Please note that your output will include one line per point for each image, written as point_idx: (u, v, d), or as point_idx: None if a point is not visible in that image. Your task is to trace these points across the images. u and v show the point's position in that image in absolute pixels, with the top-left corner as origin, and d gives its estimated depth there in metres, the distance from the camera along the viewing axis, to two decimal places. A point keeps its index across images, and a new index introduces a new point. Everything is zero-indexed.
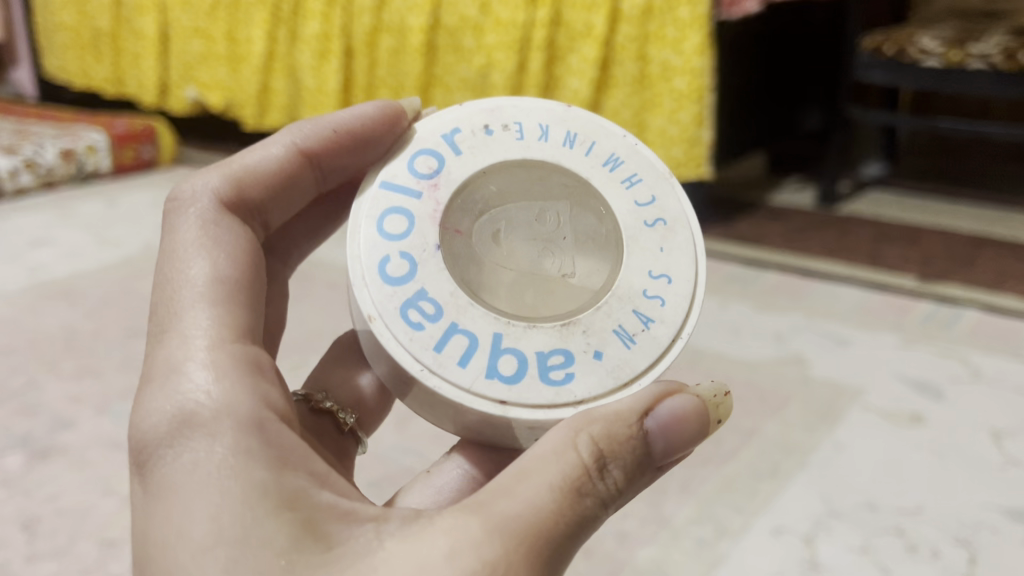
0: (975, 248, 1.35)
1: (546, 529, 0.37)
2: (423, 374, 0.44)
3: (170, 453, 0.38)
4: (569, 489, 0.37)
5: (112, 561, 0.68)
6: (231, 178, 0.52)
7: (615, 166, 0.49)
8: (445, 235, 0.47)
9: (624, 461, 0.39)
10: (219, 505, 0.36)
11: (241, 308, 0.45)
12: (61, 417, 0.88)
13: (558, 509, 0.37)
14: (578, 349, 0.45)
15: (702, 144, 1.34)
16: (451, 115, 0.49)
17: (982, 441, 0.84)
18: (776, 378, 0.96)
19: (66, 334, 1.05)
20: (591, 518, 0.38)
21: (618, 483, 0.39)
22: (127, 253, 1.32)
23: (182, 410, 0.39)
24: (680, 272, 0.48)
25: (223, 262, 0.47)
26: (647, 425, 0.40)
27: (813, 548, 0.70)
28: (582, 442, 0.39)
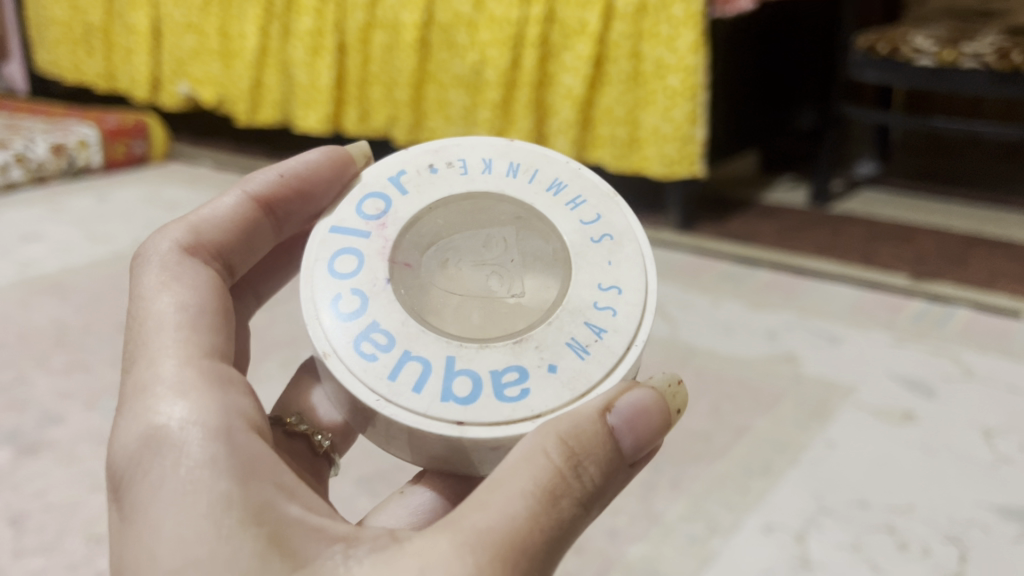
0: (967, 247, 1.35)
1: (525, 531, 0.35)
2: (379, 405, 0.41)
3: (140, 472, 0.38)
4: (543, 494, 0.36)
5: (100, 556, 0.67)
6: (190, 228, 0.49)
7: (558, 190, 0.47)
8: (394, 269, 0.45)
9: (596, 455, 0.37)
10: (186, 521, 0.35)
11: (211, 326, 0.44)
12: (49, 412, 0.87)
13: (534, 510, 0.35)
14: (532, 363, 0.42)
15: (695, 142, 1.33)
16: (396, 158, 0.48)
17: (974, 439, 0.84)
18: (767, 375, 0.96)
19: (56, 329, 1.05)
20: (570, 518, 0.36)
21: (593, 482, 0.37)
22: (118, 248, 1.32)
23: (150, 428, 0.39)
24: (630, 282, 0.45)
25: (190, 292, 0.45)
26: (611, 421, 0.39)
27: (804, 544, 0.70)
28: (550, 445, 0.37)
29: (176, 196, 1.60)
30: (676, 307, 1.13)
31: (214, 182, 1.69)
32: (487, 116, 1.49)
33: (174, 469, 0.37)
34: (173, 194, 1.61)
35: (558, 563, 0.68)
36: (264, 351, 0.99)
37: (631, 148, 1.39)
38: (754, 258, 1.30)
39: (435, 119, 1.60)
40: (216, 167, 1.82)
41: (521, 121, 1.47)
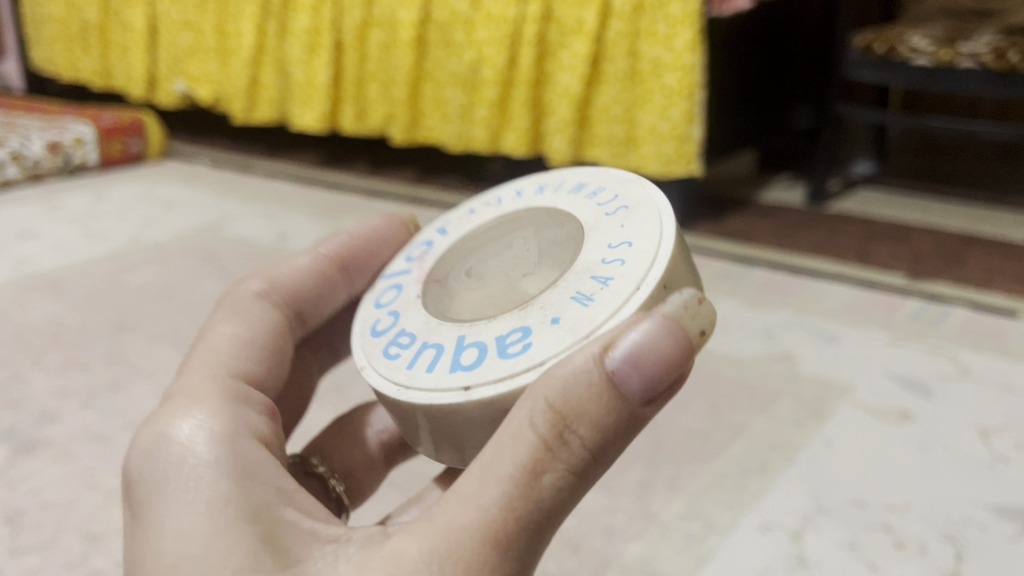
0: (963, 246, 1.35)
1: (499, 518, 0.34)
2: (397, 392, 0.41)
3: (147, 468, 0.38)
4: (520, 477, 0.34)
5: (96, 554, 0.67)
6: (268, 280, 0.52)
7: (579, 189, 0.46)
8: (426, 288, 0.47)
9: (588, 414, 0.33)
10: (187, 515, 0.36)
11: (248, 356, 0.46)
12: (46, 410, 0.87)
13: (509, 494, 0.34)
14: (536, 322, 0.39)
15: (692, 141, 1.33)
16: (446, 217, 0.53)
17: (971, 438, 0.84)
18: (764, 374, 0.96)
19: (52, 327, 1.05)
20: (561, 487, 0.34)
21: (587, 445, 0.34)
22: (114, 246, 1.31)
23: (164, 428, 0.39)
24: (642, 234, 0.41)
25: (241, 325, 0.48)
26: (611, 365, 0.34)
27: (801, 543, 0.70)
28: (535, 415, 0.34)
29: (173, 194, 1.60)
30: None
31: (210, 181, 1.68)
32: (483, 115, 1.49)
33: (179, 466, 0.38)
34: (169, 192, 1.61)
35: (555, 561, 0.68)
36: None
37: (628, 147, 1.39)
38: (751, 257, 1.30)
39: (432, 117, 1.60)
40: (213, 165, 1.82)
41: (518, 119, 1.46)
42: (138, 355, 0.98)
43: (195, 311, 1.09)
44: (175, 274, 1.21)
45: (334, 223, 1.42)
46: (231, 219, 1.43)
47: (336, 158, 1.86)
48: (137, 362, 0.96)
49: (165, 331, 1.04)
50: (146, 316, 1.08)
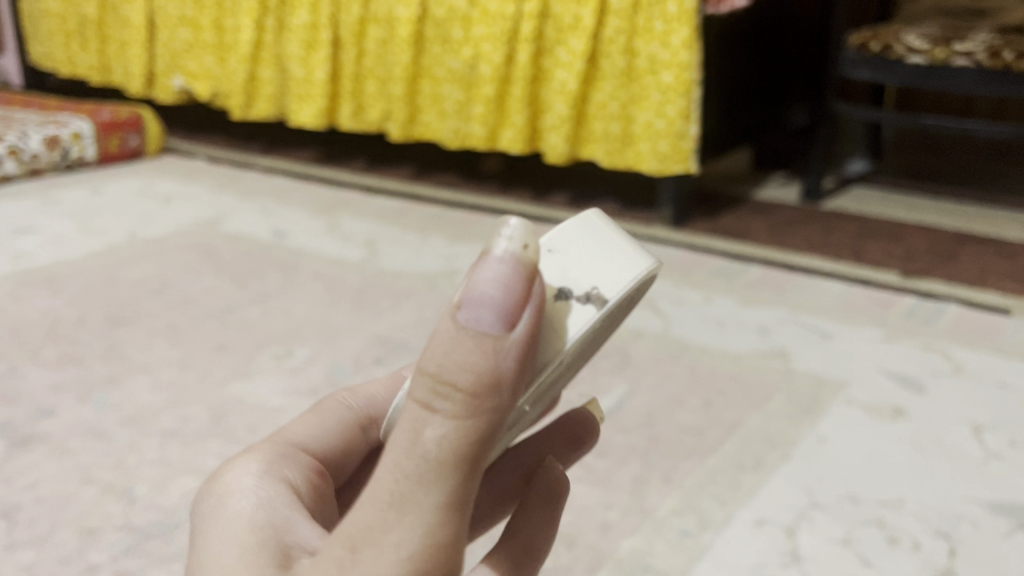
0: (958, 243, 1.36)
1: (398, 493, 0.29)
2: None
3: (207, 500, 0.37)
4: (407, 445, 0.29)
5: (93, 550, 0.68)
6: (361, 392, 0.45)
7: None
8: None
9: (459, 369, 0.27)
10: (219, 555, 0.33)
11: (313, 428, 0.42)
12: (42, 405, 0.87)
13: (399, 466, 0.29)
14: None
15: (689, 138, 1.33)
16: None
17: (964, 435, 0.85)
18: (758, 371, 0.96)
19: (49, 322, 1.05)
20: (458, 451, 0.28)
21: (467, 403, 0.28)
22: (111, 241, 1.31)
23: (229, 467, 0.38)
24: None
25: (336, 409, 0.43)
26: (462, 316, 0.27)
27: (794, 539, 0.70)
28: (414, 377, 0.29)
29: (170, 189, 1.60)
30: (668, 302, 1.14)
31: (207, 176, 1.68)
32: (480, 111, 1.49)
33: (222, 508, 0.36)
34: (166, 187, 1.61)
35: (549, 556, 0.69)
36: (257, 346, 0.99)
37: (625, 144, 1.39)
38: (745, 253, 1.30)
39: (429, 113, 1.60)
40: (210, 161, 1.82)
41: (515, 116, 1.46)
42: (134, 350, 0.98)
43: (191, 306, 1.09)
44: (172, 269, 1.21)
45: (331, 219, 1.42)
46: (228, 215, 1.44)
47: (333, 153, 1.87)
48: (133, 357, 0.96)
49: (162, 327, 1.04)
50: (143, 311, 1.08)
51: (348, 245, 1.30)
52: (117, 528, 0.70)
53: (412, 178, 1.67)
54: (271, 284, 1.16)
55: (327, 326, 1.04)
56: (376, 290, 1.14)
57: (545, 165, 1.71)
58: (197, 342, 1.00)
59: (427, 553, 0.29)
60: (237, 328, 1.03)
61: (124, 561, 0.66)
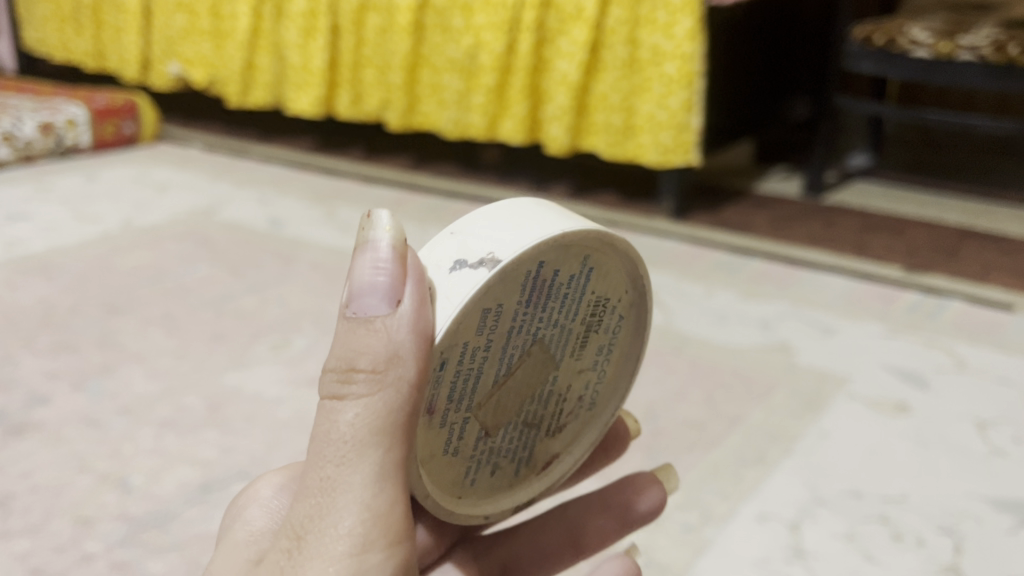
0: (959, 239, 1.35)
1: (330, 479, 0.37)
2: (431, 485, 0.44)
3: (238, 500, 0.46)
4: (330, 433, 0.37)
5: (87, 540, 0.66)
6: None
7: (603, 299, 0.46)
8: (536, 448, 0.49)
9: (358, 354, 0.36)
10: (227, 551, 0.43)
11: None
12: (37, 392, 0.86)
13: (324, 458, 0.37)
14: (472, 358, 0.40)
15: (690, 130, 1.32)
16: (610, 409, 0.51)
17: (967, 431, 0.84)
18: (760, 365, 0.96)
19: (43, 309, 1.03)
20: (368, 430, 0.37)
21: (370, 382, 0.36)
22: (107, 229, 1.30)
23: (258, 477, 0.47)
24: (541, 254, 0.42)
25: None
26: (350, 309, 0.37)
27: (798, 534, 0.70)
28: (328, 377, 0.38)
29: (166, 176, 1.58)
30: (669, 295, 1.13)
31: (204, 164, 1.67)
32: (480, 101, 1.48)
33: (241, 512, 0.45)
34: (162, 175, 1.60)
35: None
36: (255, 335, 0.98)
37: (626, 136, 1.38)
38: (747, 247, 1.29)
39: (428, 103, 1.59)
40: (206, 149, 1.80)
41: (516, 107, 1.45)
42: (129, 338, 0.97)
43: (187, 295, 1.08)
44: (169, 258, 1.19)
45: (329, 208, 1.41)
46: (224, 203, 1.42)
47: (330, 142, 1.85)
48: (128, 346, 0.95)
49: (159, 315, 1.02)
50: (139, 299, 1.07)
51: (347, 234, 1.29)
52: (112, 518, 0.69)
53: (411, 168, 1.66)
54: (269, 272, 1.15)
55: (326, 316, 1.03)
56: None
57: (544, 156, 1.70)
58: (195, 331, 0.99)
59: (365, 520, 0.37)
60: (234, 317, 1.02)
61: (119, 552, 0.65)
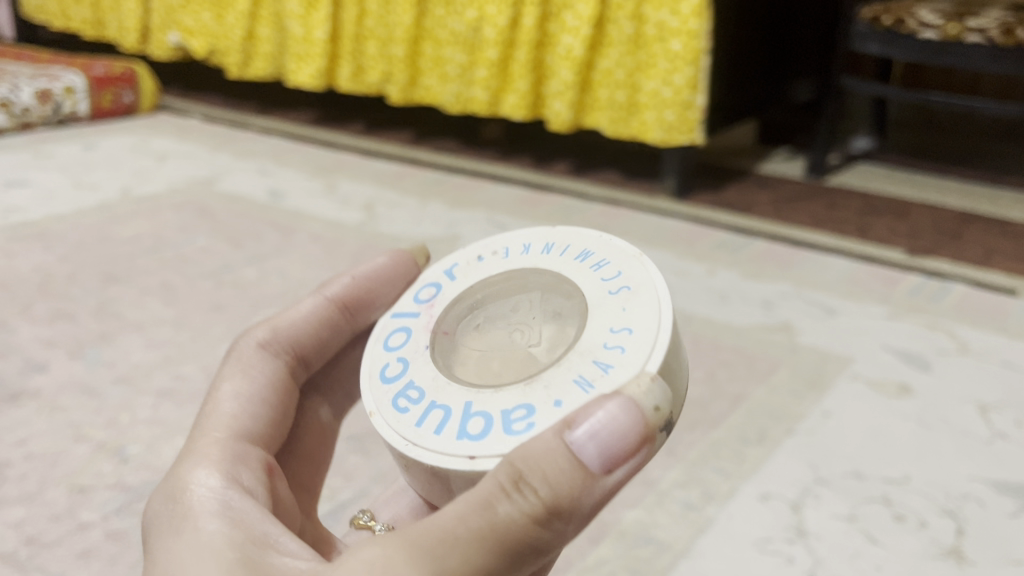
0: (962, 223, 1.34)
1: (451, 542, 0.31)
2: (407, 449, 0.39)
3: (164, 521, 0.37)
4: (478, 502, 0.32)
5: (83, 509, 0.66)
6: (276, 326, 0.49)
7: (585, 257, 0.44)
8: (435, 339, 0.44)
9: (550, 472, 0.32)
10: (180, 557, 0.34)
11: (251, 413, 0.43)
12: (33, 360, 0.85)
13: (459, 520, 0.31)
14: (540, 401, 0.38)
15: (696, 109, 1.31)
16: (456, 253, 0.48)
17: (970, 414, 0.83)
18: (763, 345, 0.95)
19: (40, 277, 1.02)
20: (510, 534, 0.31)
21: (546, 504, 0.31)
22: (105, 197, 1.29)
23: (178, 493, 0.38)
24: (643, 323, 0.39)
25: (252, 382, 0.46)
26: (572, 439, 0.32)
27: (800, 514, 0.69)
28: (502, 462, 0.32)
29: (165, 146, 1.57)
30: (671, 273, 1.12)
31: (203, 135, 1.65)
32: (483, 75, 1.47)
33: (184, 517, 0.36)
34: (161, 145, 1.58)
35: None
36: (253, 306, 0.97)
37: (630, 113, 1.37)
38: (750, 227, 1.28)
39: (429, 76, 1.57)
40: (205, 120, 1.79)
41: (518, 81, 1.43)
42: (127, 308, 0.96)
43: (185, 266, 1.07)
44: (167, 228, 1.18)
45: (329, 181, 1.39)
46: (224, 174, 1.41)
47: (330, 115, 1.83)
48: (126, 315, 0.94)
49: (157, 286, 1.01)
50: (137, 269, 1.06)
51: (346, 208, 1.28)
52: (108, 487, 0.68)
53: (411, 143, 1.64)
54: (268, 244, 1.14)
55: None
56: (376, 254, 1.12)
57: (546, 133, 1.68)
58: (192, 302, 0.98)
59: None
60: (232, 289, 1.01)
61: (115, 521, 0.65)
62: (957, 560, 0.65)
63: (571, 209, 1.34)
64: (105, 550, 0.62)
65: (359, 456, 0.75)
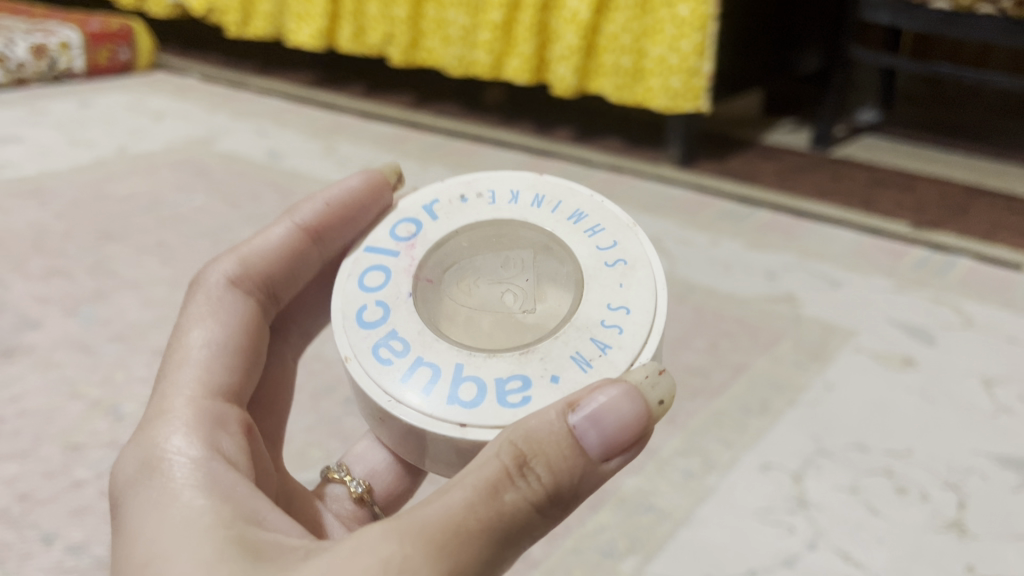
0: (968, 197, 1.33)
1: (462, 536, 0.32)
2: (390, 405, 0.41)
3: (139, 488, 0.37)
4: (484, 490, 0.33)
5: (77, 466, 0.65)
6: (241, 260, 0.50)
7: (579, 219, 0.46)
8: (418, 284, 0.45)
9: (552, 455, 0.34)
10: (165, 529, 0.34)
11: (223, 365, 0.44)
12: (27, 316, 0.84)
13: (469, 510, 0.32)
14: (536, 374, 0.40)
15: (702, 76, 1.29)
16: (432, 188, 0.49)
17: (973, 388, 0.83)
18: (766, 316, 0.94)
19: (34, 234, 1.01)
20: (514, 521, 0.33)
21: (548, 489, 0.33)
22: (101, 155, 1.27)
23: (154, 458, 0.38)
24: (641, 303, 0.42)
25: (221, 330, 0.46)
26: (574, 422, 0.35)
27: (801, 485, 0.69)
28: (503, 447, 0.34)
29: (162, 105, 1.55)
30: (674, 242, 1.11)
31: (201, 95, 1.63)
32: (486, 38, 1.45)
33: (162, 486, 0.36)
34: (158, 104, 1.56)
35: None
36: None
37: (635, 79, 1.35)
38: (754, 197, 1.27)
39: (432, 38, 1.55)
40: (204, 80, 1.76)
41: (522, 45, 1.42)
42: (122, 266, 0.95)
43: (183, 225, 1.05)
44: (164, 187, 1.17)
45: (328, 143, 1.37)
46: (222, 134, 1.39)
47: (330, 77, 1.81)
48: (121, 273, 0.93)
49: (153, 244, 1.00)
50: (133, 227, 1.04)
51: (345, 170, 1.26)
52: (103, 445, 0.67)
53: (412, 106, 1.62)
54: (266, 205, 1.12)
55: None
56: None
57: (548, 98, 1.66)
58: (189, 261, 0.96)
59: None
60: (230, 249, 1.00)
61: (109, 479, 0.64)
62: (959, 534, 0.65)
63: (573, 175, 1.33)
64: (98, 508, 0.61)
65: (357, 417, 0.74)
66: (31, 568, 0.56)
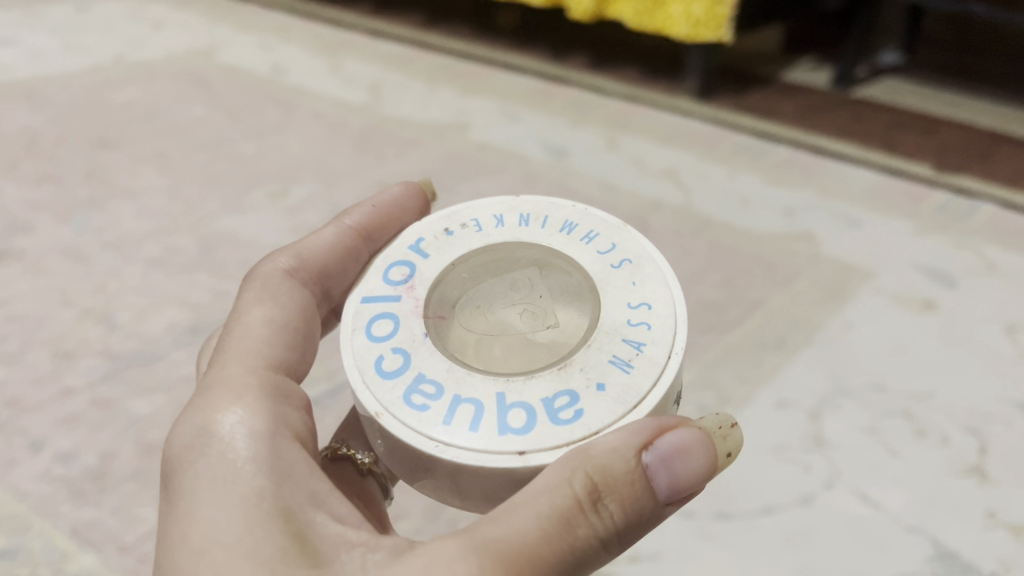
0: (992, 143, 1.29)
1: (534, 562, 0.31)
2: (439, 449, 0.35)
3: (193, 457, 0.35)
4: (555, 520, 0.32)
5: (67, 373, 0.63)
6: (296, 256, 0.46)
7: (571, 230, 0.42)
8: (430, 322, 0.39)
9: (624, 491, 0.33)
10: (220, 515, 0.33)
11: (284, 343, 0.41)
12: (18, 220, 0.81)
13: (542, 540, 0.32)
14: (580, 384, 0.36)
15: (726, 4, 1.23)
16: (408, 231, 0.43)
17: (996, 333, 0.80)
18: (784, 253, 0.91)
19: (27, 138, 0.97)
20: (581, 550, 0.33)
21: (615, 523, 0.33)
22: (97, 61, 1.23)
23: (210, 428, 0.35)
24: (659, 295, 0.39)
25: (282, 312, 0.42)
26: (646, 460, 0.33)
27: (818, 424, 0.66)
28: (576, 474, 0.33)
29: (162, 13, 1.50)
30: (690, 175, 1.07)
31: (201, 4, 1.58)
32: None
33: (219, 460, 0.34)
34: (158, 12, 1.51)
35: None
36: (253, 179, 0.92)
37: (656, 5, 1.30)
38: (773, 132, 1.23)
39: None
40: None
41: None
42: (118, 174, 0.91)
43: (182, 135, 1.02)
44: (163, 96, 1.13)
45: (333, 60, 1.33)
46: (224, 45, 1.34)
47: None
48: (116, 180, 0.90)
49: (150, 153, 0.97)
50: (130, 134, 1.01)
51: (350, 87, 1.22)
52: (95, 354, 0.65)
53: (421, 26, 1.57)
54: (268, 118, 1.09)
55: (325, 165, 0.97)
56: (381, 135, 1.07)
57: (563, 23, 1.61)
58: (187, 172, 0.93)
59: None
60: (229, 161, 0.96)
61: (101, 388, 0.61)
62: (979, 479, 0.62)
63: (586, 103, 1.28)
64: (88, 418, 0.59)
65: None
66: (17, 478, 0.54)
